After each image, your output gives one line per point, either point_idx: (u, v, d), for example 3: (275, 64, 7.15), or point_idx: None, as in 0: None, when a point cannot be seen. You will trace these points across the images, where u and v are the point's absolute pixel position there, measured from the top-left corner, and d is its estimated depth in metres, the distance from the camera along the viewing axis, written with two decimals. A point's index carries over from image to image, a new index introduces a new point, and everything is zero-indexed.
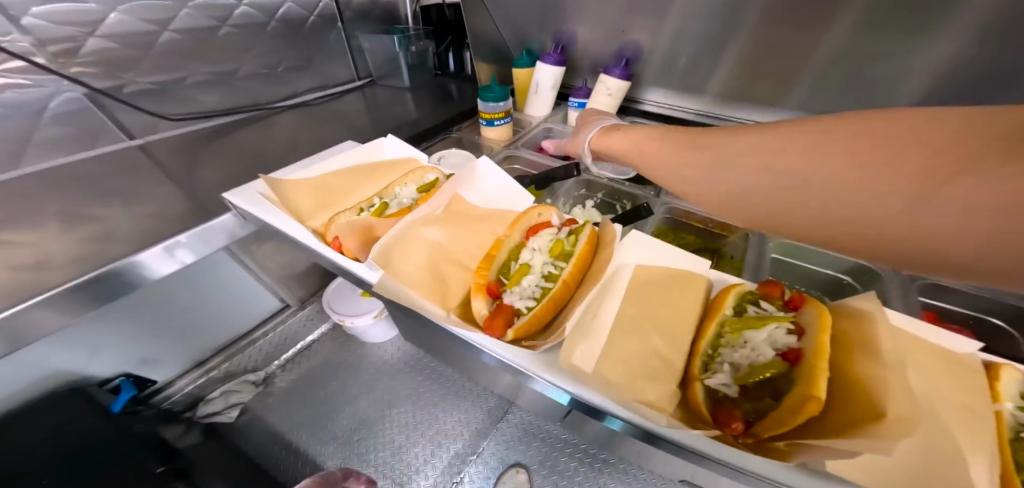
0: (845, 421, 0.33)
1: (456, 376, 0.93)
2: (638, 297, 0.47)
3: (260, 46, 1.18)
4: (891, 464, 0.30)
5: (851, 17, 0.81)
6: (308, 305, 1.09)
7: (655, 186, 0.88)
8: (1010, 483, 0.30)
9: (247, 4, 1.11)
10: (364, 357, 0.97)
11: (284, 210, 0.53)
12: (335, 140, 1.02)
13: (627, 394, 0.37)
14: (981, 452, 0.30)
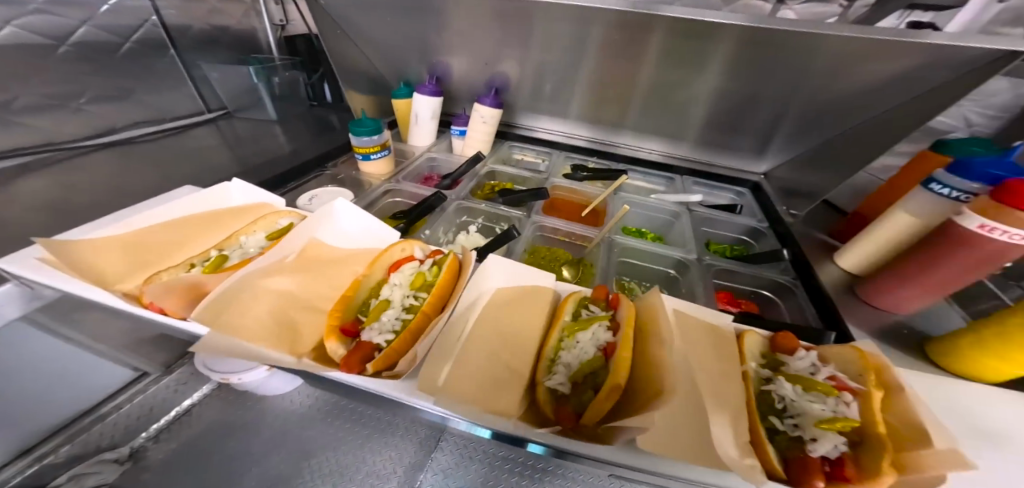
0: (642, 398, 0.42)
1: (381, 413, 0.81)
2: (493, 316, 0.52)
3: (48, 73, 0.96)
4: (678, 425, 0.39)
5: (653, 57, 1.00)
6: (177, 368, 0.82)
7: (527, 208, 0.98)
8: (739, 423, 0.42)
9: (17, 24, 0.89)
10: (268, 411, 0.80)
11: (77, 274, 0.43)
12: (174, 183, 0.87)
13: (481, 406, 0.40)
14: (722, 407, 0.42)
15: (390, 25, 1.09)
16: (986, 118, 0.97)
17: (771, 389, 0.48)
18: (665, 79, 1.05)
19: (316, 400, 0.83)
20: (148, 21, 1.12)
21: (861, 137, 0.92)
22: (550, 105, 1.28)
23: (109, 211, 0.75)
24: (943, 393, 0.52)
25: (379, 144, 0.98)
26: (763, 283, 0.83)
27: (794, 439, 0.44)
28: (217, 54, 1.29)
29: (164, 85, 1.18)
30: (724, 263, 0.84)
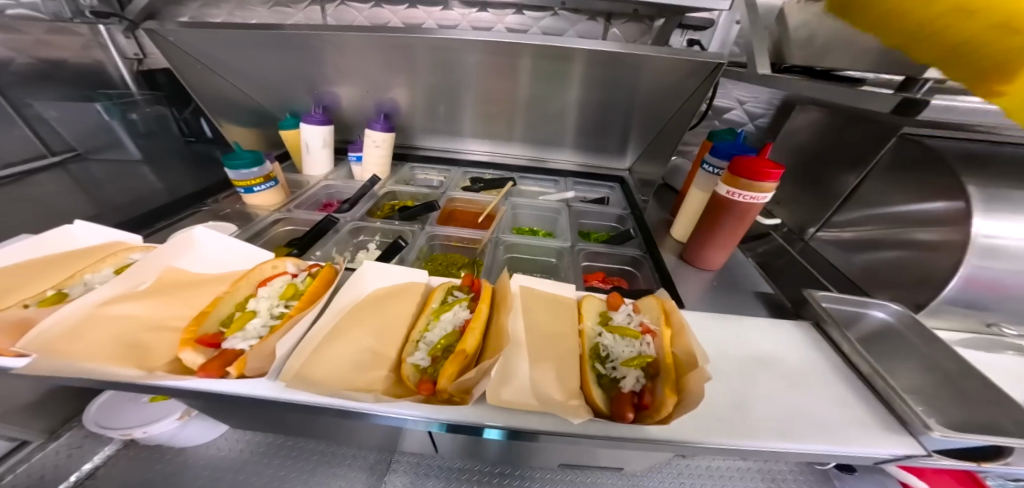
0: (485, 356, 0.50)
1: (328, 446, 1.03)
2: (361, 313, 0.57)
3: None
4: (521, 378, 0.48)
5: (528, 75, 1.14)
6: (63, 435, 0.98)
7: (421, 221, 1.04)
8: (567, 365, 0.51)
9: None
10: (188, 460, 0.98)
11: None
12: (4, 238, 0.77)
13: (337, 387, 0.45)
14: (555, 352, 0.52)
15: (267, 59, 1.09)
16: (762, 111, 1.28)
17: (598, 341, 0.55)
18: (536, 94, 1.21)
19: (247, 444, 1.03)
20: None
21: (673, 131, 1.18)
22: (444, 125, 1.39)
23: None
24: (722, 323, 0.63)
25: (261, 176, 0.97)
26: (624, 260, 0.96)
27: (612, 380, 0.50)
28: (47, 89, 1.11)
29: None
30: (592, 247, 0.96)
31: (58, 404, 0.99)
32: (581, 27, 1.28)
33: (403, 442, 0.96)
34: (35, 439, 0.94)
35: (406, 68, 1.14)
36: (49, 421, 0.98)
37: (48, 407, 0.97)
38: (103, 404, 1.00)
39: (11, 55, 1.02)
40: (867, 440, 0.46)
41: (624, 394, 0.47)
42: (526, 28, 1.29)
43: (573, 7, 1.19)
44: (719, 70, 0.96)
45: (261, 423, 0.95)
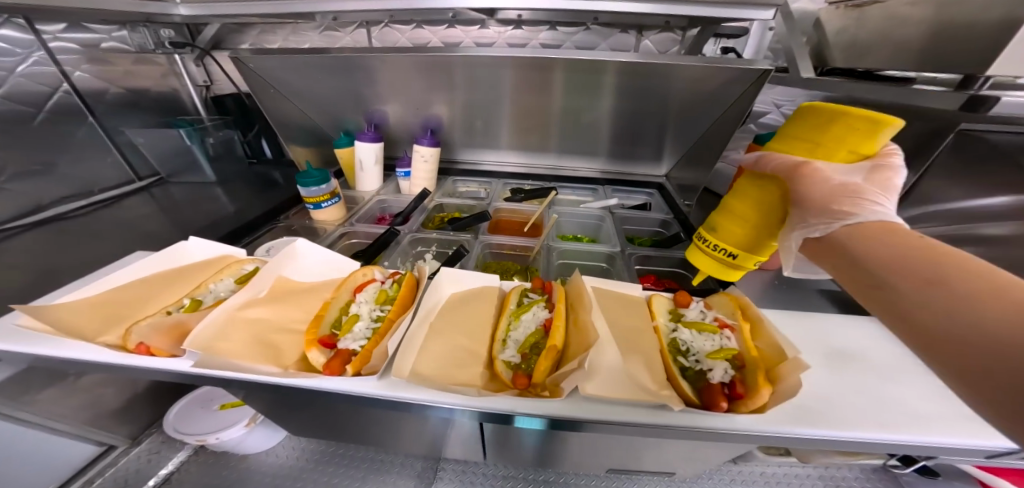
0: (573, 351, 0.53)
1: (377, 455, 1.10)
2: (449, 315, 0.61)
3: None
4: (613, 372, 0.51)
5: (563, 88, 1.19)
6: (144, 440, 1.06)
7: (474, 230, 1.09)
8: (654, 359, 0.53)
9: None
10: (252, 467, 1.05)
11: (63, 334, 0.49)
12: (114, 256, 0.87)
13: (445, 382, 0.49)
14: (641, 347, 0.54)
15: (323, 81, 1.18)
16: None
17: (675, 336, 0.57)
18: (570, 105, 1.26)
19: (302, 452, 1.10)
20: (61, 89, 1.04)
21: (713, 135, 1.20)
22: (482, 139, 1.46)
23: (41, 292, 0.72)
24: (796, 320, 0.63)
25: (327, 192, 1.05)
26: (674, 262, 0.98)
27: (699, 372, 0.53)
28: (136, 117, 1.23)
29: (84, 155, 1.09)
30: (642, 251, 0.99)
31: (142, 410, 1.08)
32: (613, 40, 1.33)
33: (451, 449, 1.01)
34: (120, 444, 1.03)
35: (444, 86, 1.22)
36: (133, 426, 1.06)
37: (133, 413, 1.05)
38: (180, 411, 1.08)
39: (105, 86, 1.14)
40: (972, 433, 0.46)
41: (715, 385, 0.49)
42: (559, 43, 1.34)
43: (606, 22, 1.24)
44: (768, 75, 0.96)
45: (322, 432, 1.02)
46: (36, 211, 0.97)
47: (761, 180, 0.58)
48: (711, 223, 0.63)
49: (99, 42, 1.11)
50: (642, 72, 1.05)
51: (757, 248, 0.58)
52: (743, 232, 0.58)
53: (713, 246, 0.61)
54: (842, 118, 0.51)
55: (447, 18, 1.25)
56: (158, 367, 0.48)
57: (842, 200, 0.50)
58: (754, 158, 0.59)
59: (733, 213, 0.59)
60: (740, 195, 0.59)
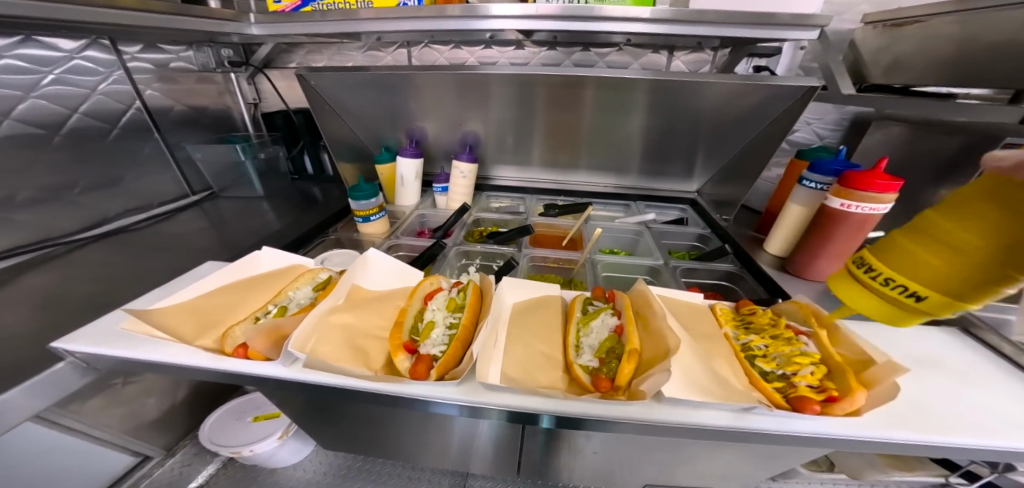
0: (652, 357, 0.53)
1: (406, 470, 1.10)
2: (521, 322, 0.62)
3: (40, 166, 0.91)
4: (697, 380, 0.51)
5: (598, 107, 1.23)
6: (178, 451, 1.07)
7: (516, 244, 1.11)
8: (733, 366, 0.54)
9: (17, 118, 0.86)
10: (281, 481, 1.05)
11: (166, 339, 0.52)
12: (177, 266, 0.90)
13: (531, 385, 0.51)
14: (720, 354, 0.55)
15: (369, 99, 1.24)
16: (830, 131, 1.32)
17: (748, 342, 0.58)
18: (600, 123, 1.30)
19: (331, 465, 1.10)
20: (133, 106, 1.10)
21: (753, 152, 1.22)
22: (514, 156, 1.50)
23: (117, 301, 0.75)
24: (866, 328, 0.64)
25: (376, 206, 1.09)
26: (719, 275, 0.99)
27: (780, 376, 0.53)
28: (195, 133, 1.30)
29: (148, 169, 1.16)
30: (686, 264, 1.00)
31: (182, 422, 1.09)
32: (644, 60, 1.35)
33: (483, 464, 1.01)
34: (156, 455, 1.03)
35: (480, 105, 1.27)
36: (167, 437, 1.06)
37: (170, 422, 1.05)
38: (217, 421, 1.09)
39: (171, 103, 1.21)
40: None
41: (804, 391, 0.49)
42: (592, 62, 1.37)
43: (638, 44, 1.27)
44: (813, 92, 0.99)
45: (357, 446, 1.03)
46: (102, 223, 1.04)
47: (1010, 200, 0.39)
48: (894, 250, 0.48)
49: (169, 62, 1.19)
50: (679, 90, 1.09)
51: (967, 297, 0.42)
52: (946, 271, 0.43)
53: (890, 282, 0.47)
54: None
55: (484, 38, 1.31)
56: (257, 370, 0.50)
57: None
58: (1010, 160, 0.39)
59: (941, 245, 0.44)
60: (966, 220, 0.42)
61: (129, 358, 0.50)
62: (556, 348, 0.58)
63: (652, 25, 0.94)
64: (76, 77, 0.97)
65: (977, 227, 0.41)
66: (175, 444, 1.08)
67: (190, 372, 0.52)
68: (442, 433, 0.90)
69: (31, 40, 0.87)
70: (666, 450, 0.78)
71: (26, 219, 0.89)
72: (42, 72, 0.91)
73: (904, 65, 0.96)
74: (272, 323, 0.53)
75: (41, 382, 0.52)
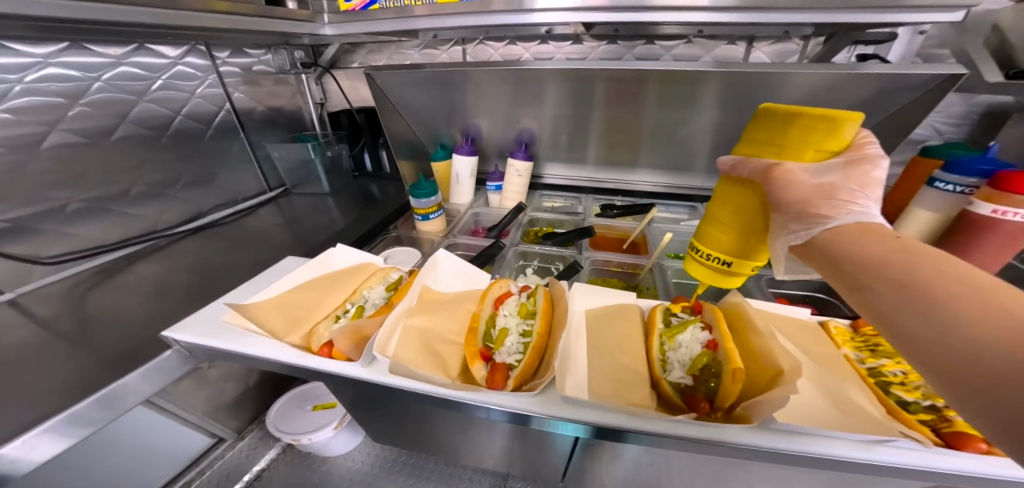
0: (764, 381, 0.45)
1: (450, 467, 1.11)
2: (598, 332, 0.57)
3: (150, 163, 1.03)
4: (821, 412, 0.43)
5: (665, 102, 1.14)
6: (247, 435, 1.16)
7: (576, 246, 1.07)
8: (866, 399, 0.45)
9: (134, 121, 0.97)
10: (332, 471, 1.10)
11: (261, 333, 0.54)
12: (259, 259, 0.98)
13: (621, 402, 0.46)
14: (847, 384, 0.46)
15: (429, 95, 1.26)
16: (954, 125, 1.11)
17: (878, 366, 0.49)
18: (664, 120, 1.20)
19: (376, 458, 1.14)
20: (224, 108, 1.20)
21: None
22: (568, 154, 1.45)
23: (212, 289, 0.82)
24: None
25: (435, 205, 1.09)
26: (813, 288, 0.87)
27: (928, 407, 0.44)
28: (272, 133, 1.40)
29: (234, 167, 1.27)
30: (771, 273, 0.90)
31: (251, 405, 1.18)
32: (717, 52, 1.21)
33: (530, 469, 0.99)
34: (228, 437, 1.12)
35: (536, 101, 1.23)
36: (238, 422, 1.15)
37: (242, 407, 1.14)
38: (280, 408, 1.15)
39: (253, 105, 1.30)
40: None
41: (963, 426, 0.41)
42: (657, 56, 1.25)
43: (712, 34, 1.13)
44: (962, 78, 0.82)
45: (404, 441, 1.05)
46: (197, 216, 1.16)
47: (738, 186, 0.50)
48: (703, 232, 0.55)
49: (253, 65, 1.27)
50: (757, 82, 0.99)
51: (750, 251, 0.51)
52: (733, 241, 0.51)
53: (705, 256, 0.54)
54: (802, 118, 0.43)
55: (541, 33, 1.26)
56: (339, 370, 0.50)
57: (819, 202, 0.44)
58: (728, 162, 0.50)
59: (718, 223, 0.52)
60: (722, 201, 0.52)
61: (228, 350, 0.53)
62: (641, 363, 0.52)
63: (730, 14, 0.81)
64: (179, 82, 1.07)
65: (736, 205, 0.50)
66: (244, 428, 1.17)
67: (278, 367, 0.54)
68: (494, 435, 0.89)
69: (144, 49, 0.97)
70: (741, 472, 0.72)
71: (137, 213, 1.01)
72: (152, 78, 1.00)
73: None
74: (353, 325, 0.53)
75: (154, 368, 0.58)
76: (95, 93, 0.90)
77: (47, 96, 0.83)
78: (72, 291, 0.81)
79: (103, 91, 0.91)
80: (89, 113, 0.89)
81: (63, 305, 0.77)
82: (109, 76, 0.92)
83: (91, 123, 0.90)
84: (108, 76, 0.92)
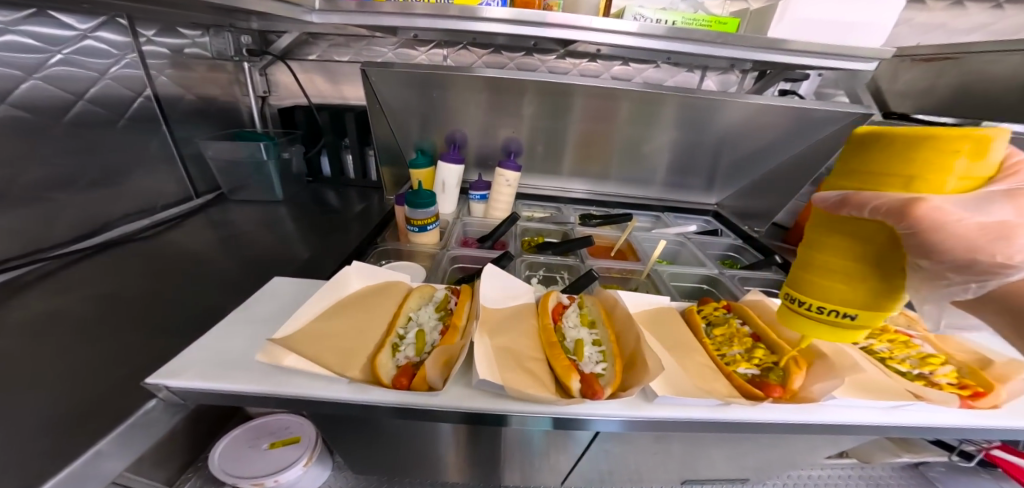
0: (812, 364, 0.54)
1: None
2: (661, 331, 0.61)
3: (37, 160, 0.76)
4: (857, 385, 0.54)
5: (640, 123, 1.27)
6: None
7: (575, 254, 1.11)
8: (880, 372, 0.57)
9: (13, 104, 0.71)
10: None
11: (317, 371, 0.49)
12: (215, 281, 0.79)
13: (718, 394, 0.50)
14: (864, 360, 0.58)
15: (410, 98, 1.19)
16: None
17: (871, 346, 0.63)
18: (632, 136, 1.33)
19: None
20: (142, 95, 0.96)
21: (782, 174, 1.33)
22: (546, 165, 1.49)
23: (164, 324, 0.64)
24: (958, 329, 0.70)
25: (433, 215, 1.02)
26: (768, 284, 1.06)
27: (917, 375, 0.58)
28: (204, 126, 1.16)
29: (153, 167, 1.01)
30: (739, 272, 1.07)
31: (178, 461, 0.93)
32: (678, 78, 1.41)
33: (534, 479, 0.97)
34: None
35: (515, 113, 1.26)
36: (166, 474, 0.86)
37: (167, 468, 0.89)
38: (226, 449, 0.89)
39: (181, 92, 1.07)
40: None
41: (948, 387, 0.55)
42: (630, 76, 1.40)
43: (677, 62, 1.32)
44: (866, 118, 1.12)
45: (392, 471, 0.94)
46: (102, 230, 0.89)
47: (847, 227, 0.36)
48: (806, 284, 0.40)
49: (184, 47, 1.06)
50: (704, 108, 1.18)
51: (882, 303, 0.36)
52: (859, 292, 0.36)
53: (821, 311, 0.38)
54: (942, 141, 0.30)
55: (528, 45, 1.29)
56: (423, 401, 0.47)
57: (988, 248, 0.33)
58: (831, 199, 0.37)
59: (829, 271, 0.38)
60: (829, 245, 0.38)
61: (269, 394, 0.47)
62: (709, 356, 0.58)
63: (719, 49, 0.93)
64: (85, 58, 0.83)
65: (850, 247, 0.36)
66: (175, 479, 0.89)
67: (330, 407, 0.48)
68: (511, 454, 0.86)
69: (44, 16, 0.75)
70: (752, 452, 0.81)
71: (11, 226, 0.73)
72: (50, 52, 0.77)
73: (947, 93, 1.07)
74: (442, 348, 0.51)
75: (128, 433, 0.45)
76: None
77: None
78: None
79: None
80: None
81: None
82: None
83: None
84: None
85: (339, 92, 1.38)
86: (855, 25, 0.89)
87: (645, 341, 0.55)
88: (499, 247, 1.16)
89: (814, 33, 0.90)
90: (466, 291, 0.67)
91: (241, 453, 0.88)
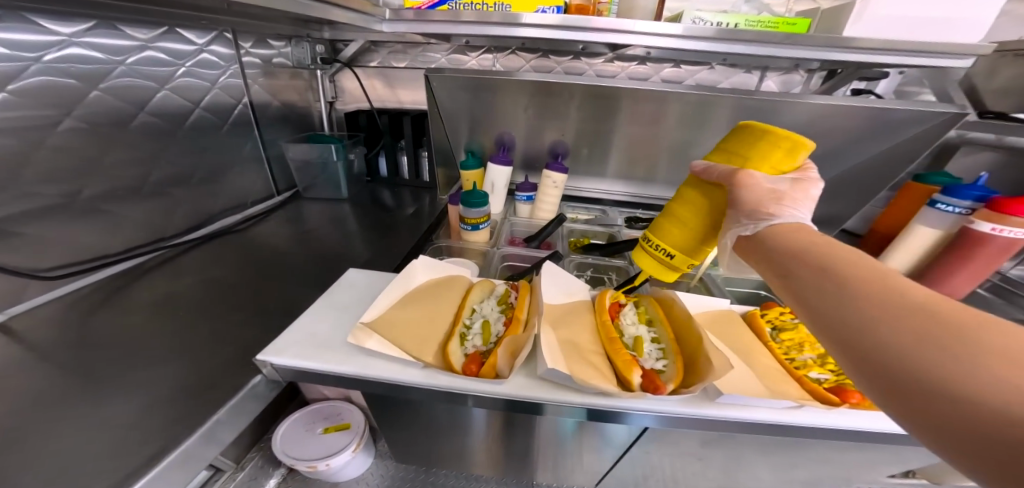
0: None
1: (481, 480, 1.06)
2: (724, 333, 0.61)
3: (162, 158, 0.90)
4: None
5: (692, 125, 1.24)
6: (247, 464, 0.97)
7: (624, 256, 1.11)
8: None
9: (150, 112, 0.85)
10: None
11: (397, 353, 0.55)
12: (296, 270, 0.89)
13: (790, 397, 0.49)
14: None
15: (460, 100, 1.23)
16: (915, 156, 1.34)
17: None
18: (683, 139, 1.29)
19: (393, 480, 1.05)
20: (241, 102, 1.10)
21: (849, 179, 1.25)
22: (592, 168, 1.49)
23: (260, 307, 0.74)
24: None
25: (485, 215, 1.07)
26: None
27: None
28: (284, 130, 1.29)
29: (245, 168, 1.15)
30: None
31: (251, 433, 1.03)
32: (734, 79, 1.37)
33: (574, 479, 0.98)
34: (228, 468, 0.93)
35: (561, 115, 1.27)
36: (238, 449, 0.96)
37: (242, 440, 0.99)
38: (287, 431, 0.97)
39: (269, 99, 1.20)
40: None
41: None
42: (682, 78, 1.37)
43: (734, 63, 1.28)
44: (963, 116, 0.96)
45: (438, 458, 1.00)
46: (206, 222, 1.02)
47: (704, 188, 0.61)
48: (662, 229, 0.64)
49: (273, 58, 1.19)
50: (763, 110, 1.13)
51: (698, 248, 0.61)
52: (681, 234, 0.61)
53: (657, 247, 0.64)
54: (767, 137, 0.56)
55: (577, 49, 1.31)
56: (493, 387, 0.51)
57: (800, 200, 0.56)
58: (701, 167, 0.62)
59: (677, 218, 0.62)
60: (684, 201, 0.62)
61: (356, 374, 0.52)
62: (777, 360, 0.57)
63: (781, 49, 0.90)
64: (201, 70, 0.97)
65: (693, 204, 0.61)
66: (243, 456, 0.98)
67: (410, 388, 0.53)
68: (554, 451, 0.88)
69: (172, 33, 0.87)
70: (807, 468, 0.78)
71: (141, 217, 0.87)
72: (177, 65, 0.90)
73: None
74: (509, 339, 0.55)
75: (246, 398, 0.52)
76: (117, 77, 0.79)
77: (65, 77, 0.70)
78: (71, 314, 0.67)
79: (126, 76, 0.80)
80: (107, 98, 0.77)
81: (71, 331, 0.64)
82: (134, 61, 0.81)
83: (107, 110, 0.77)
84: (132, 60, 0.81)
85: (396, 96, 1.49)
86: (946, 17, 0.83)
87: (709, 341, 0.55)
88: (545, 247, 1.19)
89: (897, 28, 0.85)
90: (525, 286, 0.70)
91: (299, 436, 0.96)
